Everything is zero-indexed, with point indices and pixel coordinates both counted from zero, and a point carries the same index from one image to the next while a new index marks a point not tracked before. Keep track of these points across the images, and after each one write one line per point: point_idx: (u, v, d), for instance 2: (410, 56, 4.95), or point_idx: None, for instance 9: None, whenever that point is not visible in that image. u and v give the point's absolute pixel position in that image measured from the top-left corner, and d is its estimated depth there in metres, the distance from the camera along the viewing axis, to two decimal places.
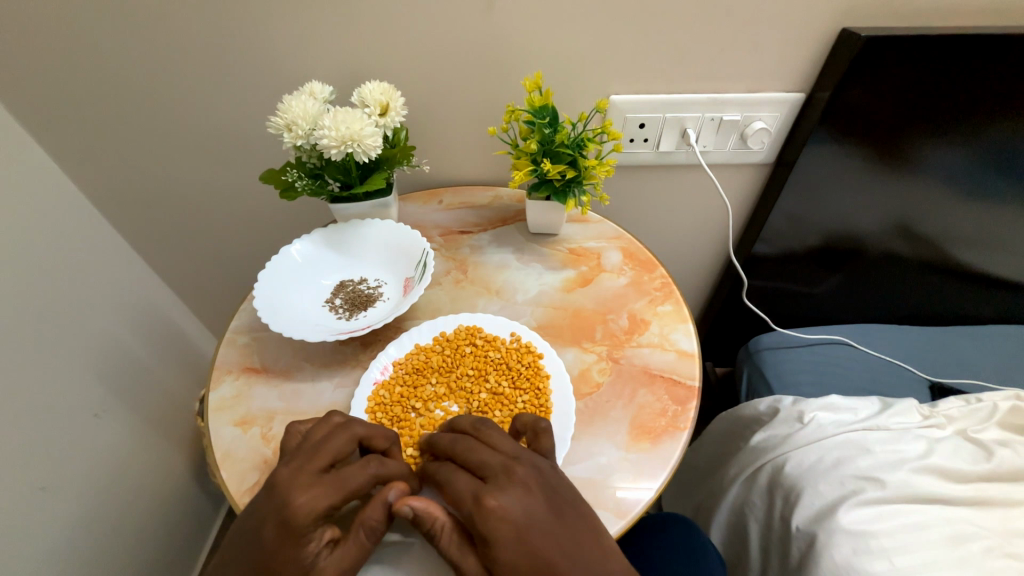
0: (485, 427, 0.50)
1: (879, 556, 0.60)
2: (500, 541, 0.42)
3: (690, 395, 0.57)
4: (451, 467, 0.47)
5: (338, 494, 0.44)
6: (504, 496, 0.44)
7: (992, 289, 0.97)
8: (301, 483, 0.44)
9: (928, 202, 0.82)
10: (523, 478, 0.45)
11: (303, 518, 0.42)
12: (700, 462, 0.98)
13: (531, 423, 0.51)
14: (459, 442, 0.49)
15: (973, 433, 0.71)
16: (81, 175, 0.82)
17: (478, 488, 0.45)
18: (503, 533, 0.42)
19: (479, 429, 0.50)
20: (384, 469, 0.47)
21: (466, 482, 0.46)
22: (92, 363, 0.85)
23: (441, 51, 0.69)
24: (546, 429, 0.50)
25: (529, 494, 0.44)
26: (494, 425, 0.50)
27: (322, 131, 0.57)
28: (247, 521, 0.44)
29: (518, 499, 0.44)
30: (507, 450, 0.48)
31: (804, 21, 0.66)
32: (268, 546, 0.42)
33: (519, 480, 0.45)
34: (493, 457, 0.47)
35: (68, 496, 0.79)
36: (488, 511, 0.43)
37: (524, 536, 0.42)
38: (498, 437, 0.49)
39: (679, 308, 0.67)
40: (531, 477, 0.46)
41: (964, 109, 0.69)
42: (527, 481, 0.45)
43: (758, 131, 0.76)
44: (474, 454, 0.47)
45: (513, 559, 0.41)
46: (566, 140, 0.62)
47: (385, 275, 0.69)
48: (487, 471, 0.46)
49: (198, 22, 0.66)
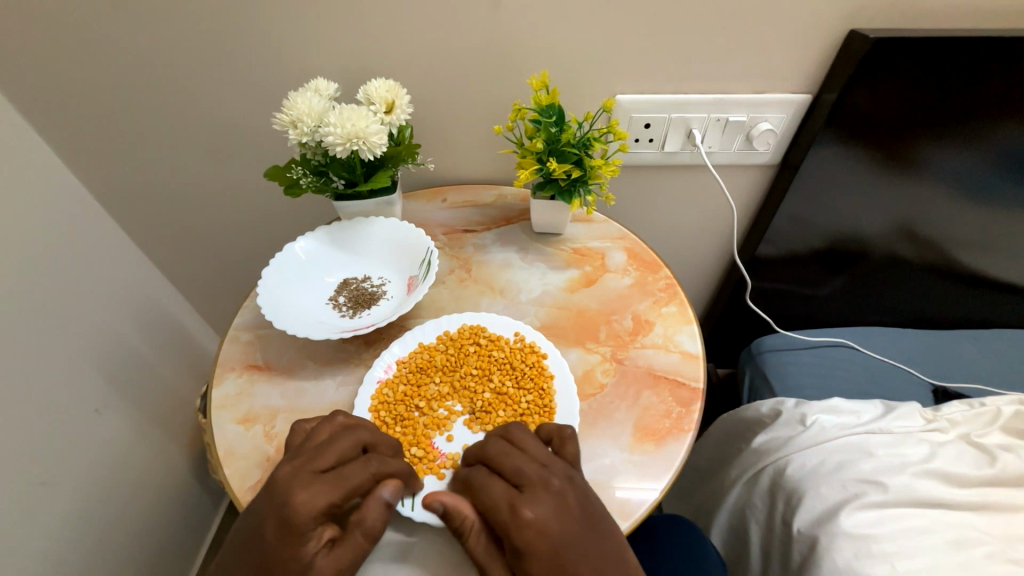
0: (520, 432, 0.49)
1: (881, 560, 0.60)
2: (533, 553, 0.42)
3: (695, 397, 0.57)
4: (483, 472, 0.47)
5: (339, 492, 0.43)
6: (540, 508, 0.44)
7: (996, 293, 0.97)
8: (302, 481, 0.43)
9: (933, 205, 0.81)
10: (558, 489, 0.45)
11: (305, 516, 0.42)
12: (700, 463, 0.98)
13: (556, 431, 0.51)
14: (493, 446, 0.48)
15: (976, 437, 0.71)
16: (83, 169, 0.81)
17: (513, 496, 0.45)
18: (538, 547, 0.42)
19: (513, 435, 0.49)
20: (384, 468, 0.47)
21: (499, 488, 0.45)
22: (92, 358, 0.85)
23: (446, 49, 0.68)
24: (571, 436, 0.50)
25: (565, 507, 0.44)
26: (528, 430, 0.50)
27: (328, 128, 0.57)
28: (249, 520, 0.44)
29: (554, 511, 0.44)
30: (542, 458, 0.47)
31: (812, 21, 0.65)
32: (269, 544, 0.41)
33: (555, 491, 0.45)
34: (529, 465, 0.46)
35: (67, 491, 0.79)
36: (523, 522, 0.43)
37: (559, 551, 0.42)
38: (532, 443, 0.48)
39: (683, 309, 0.67)
40: (566, 488, 0.45)
41: (971, 112, 0.69)
42: (563, 492, 0.45)
43: (764, 132, 0.75)
44: (509, 460, 0.47)
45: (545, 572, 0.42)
46: (572, 140, 0.62)
47: (389, 273, 0.69)
48: (522, 479, 0.46)
49: (202, 17, 0.65)
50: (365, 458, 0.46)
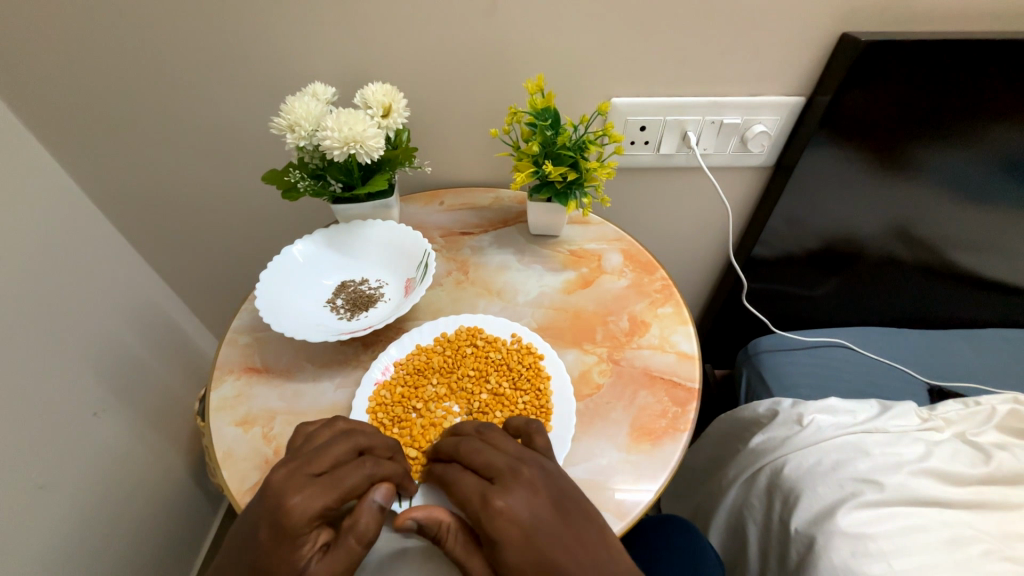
0: (485, 431, 0.50)
1: (878, 558, 0.60)
2: (505, 543, 0.42)
3: (691, 397, 0.58)
4: (456, 470, 0.48)
5: (335, 495, 0.44)
6: (510, 496, 0.43)
7: (991, 293, 0.97)
8: (297, 485, 0.43)
9: (928, 205, 0.82)
10: (528, 479, 0.45)
11: (301, 519, 0.42)
12: (698, 464, 0.98)
13: (524, 425, 0.51)
14: (462, 444, 0.49)
15: (972, 436, 0.71)
16: (82, 174, 0.82)
17: (484, 488, 0.45)
18: (510, 534, 0.42)
19: (483, 433, 0.50)
20: (380, 470, 0.47)
21: (471, 483, 0.46)
22: (91, 361, 0.85)
23: (443, 53, 0.69)
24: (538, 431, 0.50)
25: (533, 495, 0.44)
26: (495, 428, 0.50)
27: (325, 132, 0.57)
28: (243, 524, 0.44)
29: (523, 499, 0.43)
30: (511, 452, 0.48)
31: (804, 25, 0.66)
32: (263, 549, 0.41)
33: (524, 481, 0.45)
34: (497, 458, 0.47)
35: (67, 495, 0.79)
36: (494, 511, 0.43)
37: (531, 537, 0.42)
38: (501, 440, 0.49)
39: (679, 310, 0.67)
40: (536, 477, 0.45)
41: (964, 112, 0.69)
42: (532, 482, 0.45)
43: (758, 134, 0.76)
44: (479, 456, 0.47)
45: (518, 560, 0.41)
46: (567, 143, 0.62)
47: (387, 275, 0.69)
48: (491, 472, 0.46)
49: (201, 23, 0.66)
50: (360, 461, 0.47)
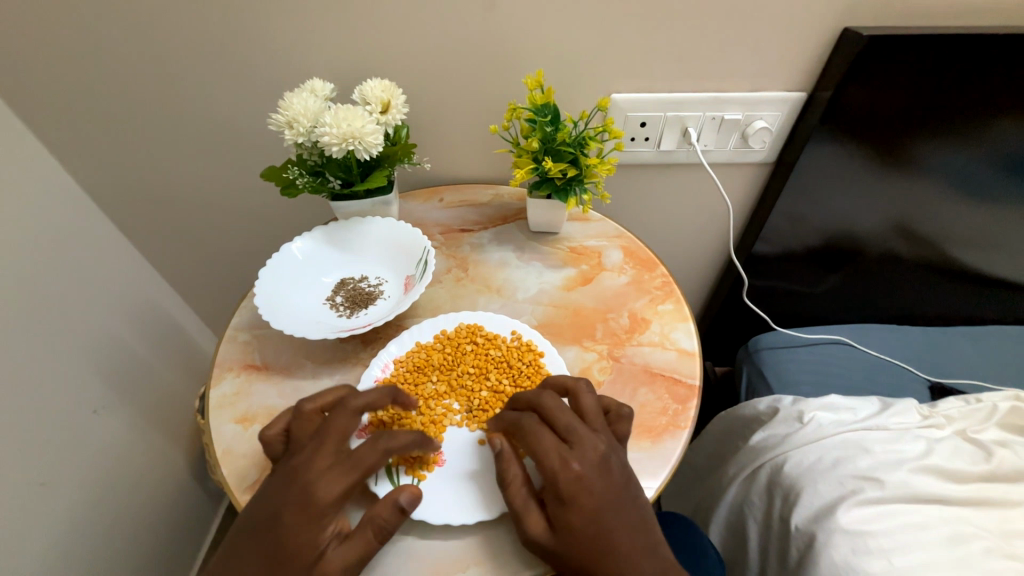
0: (587, 392, 0.51)
1: (878, 556, 0.60)
2: (575, 506, 0.44)
3: (691, 394, 0.58)
4: (536, 422, 0.48)
5: (354, 476, 0.46)
6: (586, 464, 0.46)
7: (993, 289, 0.97)
8: (318, 469, 0.46)
9: (930, 201, 0.82)
10: (603, 449, 0.47)
11: (324, 500, 0.44)
12: (699, 461, 0.98)
13: (572, 383, 0.52)
14: (547, 403, 0.49)
15: (973, 433, 0.71)
16: (80, 172, 0.82)
17: (563, 451, 0.46)
18: (580, 500, 0.44)
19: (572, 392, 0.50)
20: (394, 444, 0.48)
21: (551, 441, 0.47)
22: (91, 359, 0.85)
23: (442, 49, 0.69)
24: (627, 416, 0.50)
25: (607, 467, 0.46)
26: (591, 390, 0.51)
27: (324, 129, 0.57)
28: (262, 507, 0.46)
29: (597, 470, 0.46)
30: (594, 420, 0.49)
31: (806, 20, 0.66)
32: (287, 528, 0.44)
33: (601, 452, 0.47)
34: (582, 425, 0.48)
35: (67, 492, 0.79)
36: (569, 475, 0.45)
37: (598, 506, 0.45)
38: (593, 404, 0.50)
39: (680, 307, 0.67)
40: (612, 451, 0.47)
41: (967, 108, 0.69)
42: (608, 453, 0.47)
43: (759, 130, 0.76)
44: (567, 416, 0.48)
45: (584, 526, 0.44)
46: (567, 139, 0.62)
47: (386, 272, 0.69)
48: (573, 436, 0.47)
49: (198, 19, 0.66)
50: (374, 438, 0.48)
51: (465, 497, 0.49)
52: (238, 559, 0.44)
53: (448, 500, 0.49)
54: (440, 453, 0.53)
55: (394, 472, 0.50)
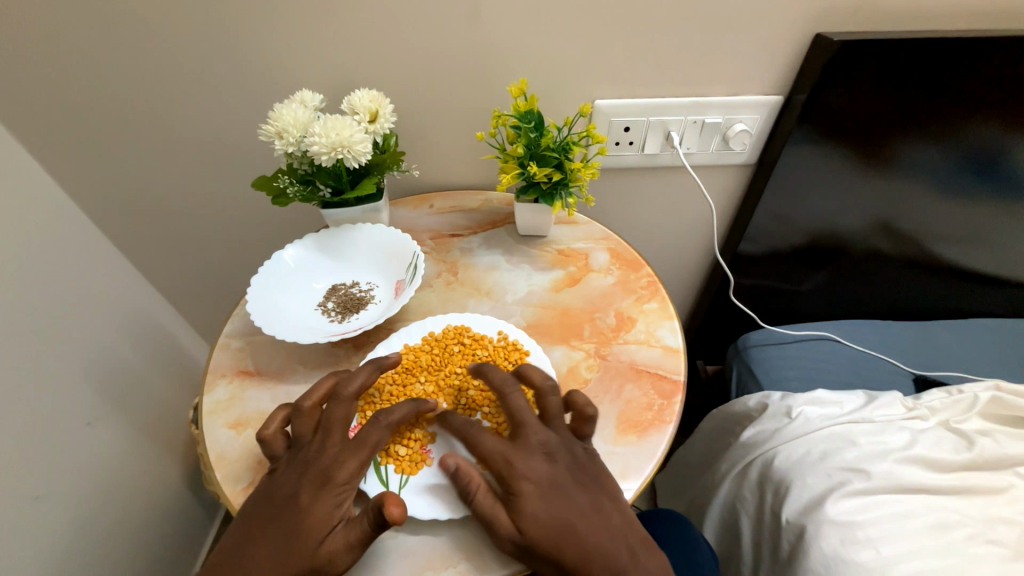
0: (551, 391, 0.53)
1: (865, 546, 0.61)
2: (524, 495, 0.47)
3: (676, 389, 0.59)
4: (478, 426, 0.51)
5: (365, 455, 0.49)
6: (530, 459, 0.49)
7: (974, 284, 0.99)
8: (332, 454, 0.49)
9: (910, 199, 0.84)
10: (549, 445, 0.50)
11: (340, 480, 0.47)
12: (692, 459, 0.99)
13: (540, 382, 0.54)
14: (511, 399, 0.52)
15: (955, 424, 0.73)
16: (73, 185, 0.83)
17: (505, 449, 0.49)
18: (528, 489, 0.47)
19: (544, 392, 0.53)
20: (393, 418, 0.50)
21: (493, 441, 0.50)
22: (85, 371, 0.85)
23: (429, 59, 0.71)
24: (591, 418, 0.52)
25: (554, 459, 0.49)
26: (556, 391, 0.54)
27: (313, 138, 0.58)
28: (275, 495, 0.48)
29: (541, 463, 0.49)
30: (546, 419, 0.52)
31: (780, 26, 0.68)
32: (304, 510, 0.46)
33: (546, 447, 0.50)
34: (532, 421, 0.51)
35: (64, 503, 0.80)
36: (516, 470, 0.48)
37: (547, 493, 0.48)
38: (555, 404, 0.53)
39: (665, 305, 0.68)
40: (559, 447, 0.50)
41: (938, 109, 0.71)
42: (552, 447, 0.50)
43: (739, 133, 0.78)
44: (520, 410, 0.51)
45: (537, 510, 0.46)
46: (551, 144, 0.64)
47: (377, 278, 0.70)
48: (517, 435, 0.51)
49: (189, 33, 0.67)
50: (375, 417, 0.51)
51: (451, 493, 0.50)
52: (255, 544, 0.46)
53: (435, 498, 0.50)
54: (428, 452, 0.53)
55: (382, 472, 0.51)
